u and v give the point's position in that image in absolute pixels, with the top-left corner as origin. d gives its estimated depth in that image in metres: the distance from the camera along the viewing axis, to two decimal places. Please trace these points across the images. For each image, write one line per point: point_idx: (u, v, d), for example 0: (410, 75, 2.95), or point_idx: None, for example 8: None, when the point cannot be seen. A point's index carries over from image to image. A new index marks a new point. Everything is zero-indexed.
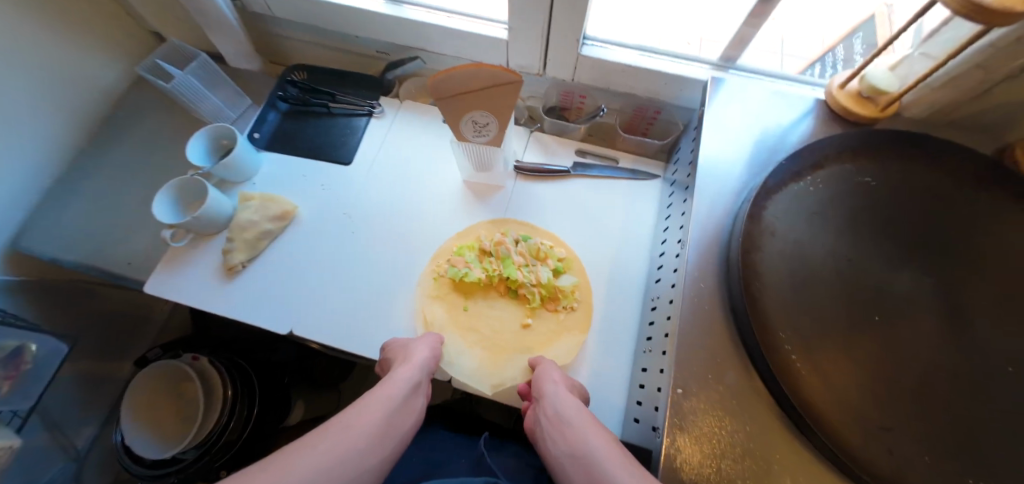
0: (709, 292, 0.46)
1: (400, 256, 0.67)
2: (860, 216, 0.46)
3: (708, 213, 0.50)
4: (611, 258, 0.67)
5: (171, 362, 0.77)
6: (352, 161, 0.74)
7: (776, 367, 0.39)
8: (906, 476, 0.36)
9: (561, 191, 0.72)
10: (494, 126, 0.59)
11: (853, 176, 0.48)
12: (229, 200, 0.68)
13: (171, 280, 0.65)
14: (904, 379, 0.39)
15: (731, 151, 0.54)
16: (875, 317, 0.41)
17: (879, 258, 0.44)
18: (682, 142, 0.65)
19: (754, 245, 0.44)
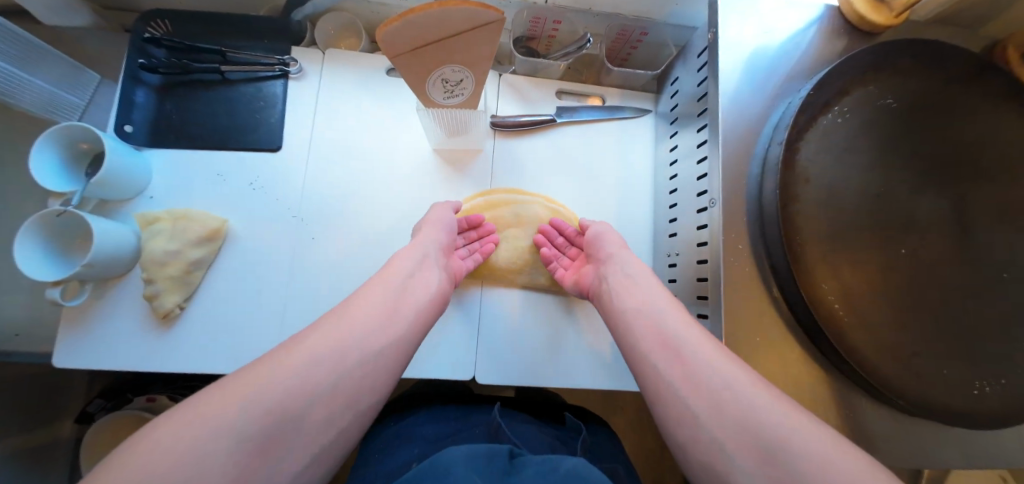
0: (745, 251, 0.44)
1: (381, 255, 0.57)
2: (884, 144, 0.43)
3: (733, 162, 0.45)
4: (615, 215, 0.62)
5: (119, 412, 0.66)
6: (280, 145, 0.57)
7: (823, 322, 0.39)
8: (930, 392, 0.40)
9: (548, 145, 0.63)
10: (469, 83, 0.46)
11: (877, 99, 0.44)
12: (126, 227, 0.51)
13: (85, 344, 0.51)
14: (926, 305, 0.41)
15: (749, 82, 0.47)
16: (902, 250, 0.42)
17: (903, 188, 0.43)
18: (680, 68, 0.57)
19: (792, 197, 0.41)
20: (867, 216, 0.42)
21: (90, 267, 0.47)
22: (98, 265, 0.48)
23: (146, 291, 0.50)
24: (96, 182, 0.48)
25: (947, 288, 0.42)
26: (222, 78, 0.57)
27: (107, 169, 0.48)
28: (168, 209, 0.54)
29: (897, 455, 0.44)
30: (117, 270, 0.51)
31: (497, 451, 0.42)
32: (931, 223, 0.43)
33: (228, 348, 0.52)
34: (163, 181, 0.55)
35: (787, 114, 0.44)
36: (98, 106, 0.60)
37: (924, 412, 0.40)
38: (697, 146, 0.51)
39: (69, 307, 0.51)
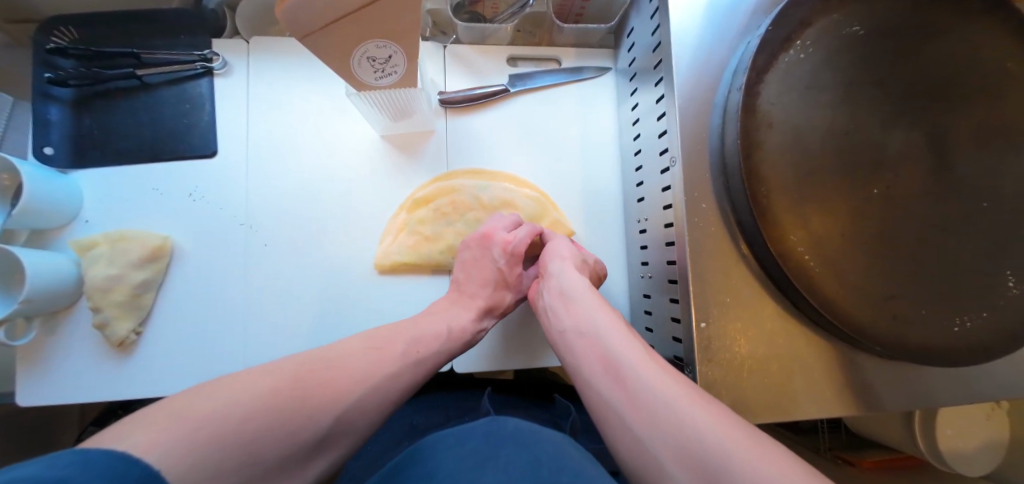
0: (711, 210, 0.41)
1: (339, 255, 0.54)
2: (849, 77, 0.40)
3: (692, 114, 0.42)
4: (581, 184, 0.59)
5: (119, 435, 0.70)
6: (216, 149, 0.53)
7: (795, 275, 0.37)
8: (905, 334, 0.38)
9: (504, 118, 0.59)
10: (401, 58, 0.42)
11: (842, 27, 0.40)
12: (63, 256, 0.48)
13: (45, 382, 0.49)
14: (903, 245, 0.39)
15: (704, 24, 0.43)
16: (876, 191, 0.39)
17: (873, 122, 0.40)
18: (635, 18, 0.53)
19: (754, 146, 0.38)
20: (838, 156, 0.39)
21: (28, 303, 0.44)
22: (37, 300, 0.45)
23: (95, 320, 0.48)
24: (17, 213, 0.45)
25: (926, 224, 0.40)
26: (141, 83, 0.53)
27: (28, 197, 0.45)
28: (105, 232, 0.50)
29: (881, 398, 0.43)
30: (61, 301, 0.48)
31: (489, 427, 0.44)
32: (905, 158, 0.40)
33: (193, 366, 0.50)
34: (97, 203, 0.52)
35: (745, 57, 0.40)
36: (17, 129, 0.55)
37: (905, 354, 0.38)
38: (656, 101, 0.47)
39: (21, 346, 0.49)
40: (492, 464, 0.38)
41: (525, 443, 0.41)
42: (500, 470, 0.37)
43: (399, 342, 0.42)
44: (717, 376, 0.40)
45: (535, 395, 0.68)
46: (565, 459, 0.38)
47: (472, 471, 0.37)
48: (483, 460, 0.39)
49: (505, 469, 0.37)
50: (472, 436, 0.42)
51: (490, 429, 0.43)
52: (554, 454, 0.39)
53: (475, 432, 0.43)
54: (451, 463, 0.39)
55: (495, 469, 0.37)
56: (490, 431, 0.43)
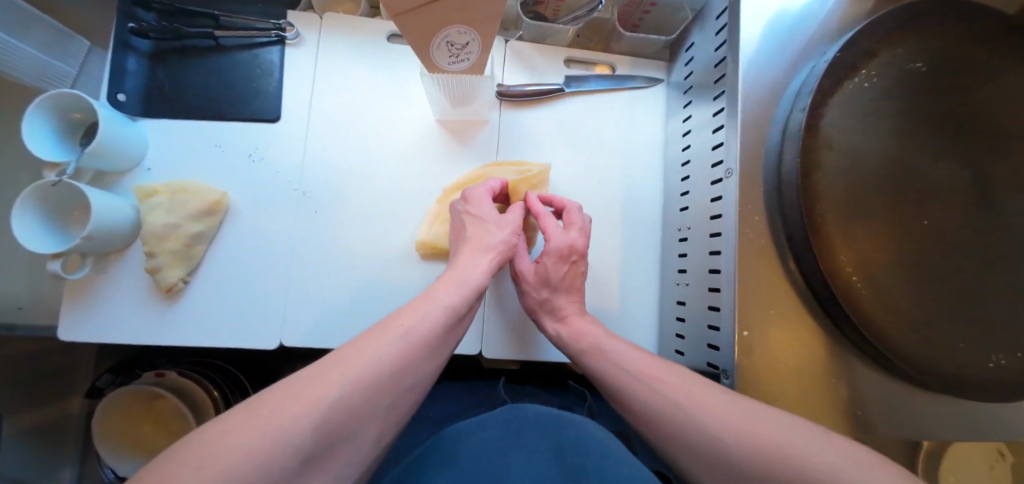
0: (761, 223, 0.42)
1: (384, 229, 0.55)
2: (907, 109, 0.42)
3: (752, 130, 0.43)
4: (622, 187, 0.60)
5: (128, 388, 0.69)
6: (279, 116, 0.55)
7: (841, 294, 0.38)
8: (941, 364, 0.39)
9: (555, 117, 0.60)
10: (477, 45, 0.44)
11: (904, 62, 0.42)
12: (123, 199, 0.50)
13: (87, 321, 0.50)
14: (947, 277, 0.40)
15: (770, 44, 0.45)
16: (925, 221, 0.40)
17: (926, 156, 0.41)
18: (697, 33, 0.54)
19: (813, 166, 0.39)
20: (890, 184, 0.40)
21: (89, 240, 0.46)
22: (98, 238, 0.47)
23: (149, 264, 0.49)
24: (90, 152, 0.46)
25: (969, 259, 0.41)
26: (216, 43, 0.55)
27: (102, 139, 0.47)
28: (165, 181, 0.52)
29: (910, 428, 0.43)
30: (118, 243, 0.50)
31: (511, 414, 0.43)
32: (955, 193, 0.41)
33: (231, 322, 0.52)
34: (160, 153, 0.53)
35: (810, 79, 0.42)
36: (90, 75, 0.57)
37: (938, 384, 0.39)
38: (713, 114, 0.49)
39: (71, 281, 0.50)
40: (517, 452, 0.38)
41: (548, 429, 0.41)
42: (525, 459, 0.37)
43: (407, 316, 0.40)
44: (752, 385, 0.41)
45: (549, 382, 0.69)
46: (589, 442, 0.39)
47: (497, 456, 0.37)
48: (506, 450, 0.38)
49: (531, 457, 0.37)
50: (491, 424, 0.42)
51: (510, 415, 0.43)
52: (580, 439, 0.39)
53: (496, 419, 0.42)
54: (475, 449, 0.38)
55: (521, 457, 0.37)
56: (508, 420, 0.42)
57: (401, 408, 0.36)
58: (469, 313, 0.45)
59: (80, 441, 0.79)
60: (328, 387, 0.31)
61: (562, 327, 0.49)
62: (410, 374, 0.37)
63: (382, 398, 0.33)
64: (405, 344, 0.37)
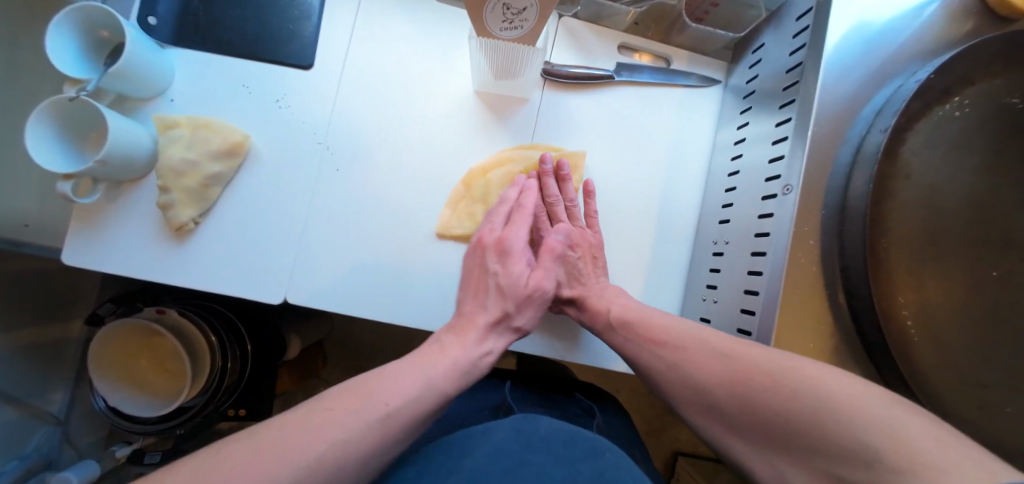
0: (813, 249, 0.39)
1: (405, 199, 0.53)
2: (996, 147, 0.38)
3: (821, 147, 0.40)
4: (660, 190, 0.57)
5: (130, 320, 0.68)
6: (312, 63, 0.52)
7: (892, 337, 0.35)
8: (986, 428, 0.36)
9: (600, 105, 0.57)
10: (534, 13, 0.40)
11: (1002, 96, 0.38)
12: (142, 128, 0.47)
13: (93, 248, 0.48)
14: (1008, 336, 0.37)
15: (855, 54, 0.41)
16: (994, 273, 0.37)
17: (1008, 201, 0.38)
18: (769, 33, 0.50)
19: (885, 195, 0.35)
20: (962, 226, 0.37)
21: (104, 165, 0.44)
22: (112, 165, 0.45)
23: (162, 199, 0.47)
24: (114, 73, 0.44)
25: None
26: None
27: (128, 61, 0.44)
28: (188, 115, 0.50)
29: None
30: (133, 172, 0.48)
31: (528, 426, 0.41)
32: None
33: (237, 272, 0.50)
34: (186, 84, 0.51)
35: (896, 99, 0.38)
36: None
37: (979, 449, 0.36)
38: (775, 124, 0.45)
39: (81, 206, 0.48)
40: (527, 465, 0.36)
41: (561, 446, 0.39)
42: (533, 478, 0.34)
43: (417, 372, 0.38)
44: None
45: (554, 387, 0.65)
46: (604, 463, 0.37)
47: (507, 469, 0.35)
48: (516, 463, 0.36)
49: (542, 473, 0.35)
50: (504, 432, 0.40)
51: (522, 425, 0.41)
52: (594, 460, 0.37)
53: (509, 428, 0.40)
54: (484, 455, 0.36)
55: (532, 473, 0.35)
56: (521, 430, 0.40)
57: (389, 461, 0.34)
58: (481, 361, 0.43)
59: (75, 367, 0.80)
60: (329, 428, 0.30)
61: (583, 313, 0.50)
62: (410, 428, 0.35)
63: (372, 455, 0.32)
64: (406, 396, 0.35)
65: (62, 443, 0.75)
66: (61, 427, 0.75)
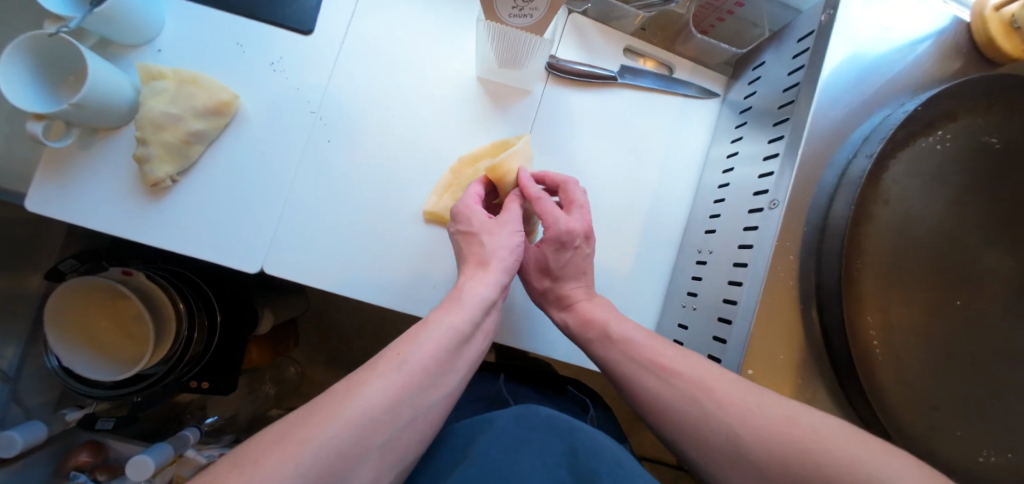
0: (793, 265, 0.40)
1: (396, 178, 0.52)
2: (971, 183, 0.40)
3: (811, 166, 0.41)
4: (650, 195, 0.57)
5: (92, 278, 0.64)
6: (313, 30, 0.51)
7: (857, 354, 0.36)
8: (937, 449, 0.38)
9: (601, 106, 0.57)
10: (544, 3, 0.39)
11: (981, 134, 0.40)
12: (125, 75, 0.45)
13: (58, 196, 0.46)
14: (964, 362, 0.39)
15: (850, 79, 0.42)
16: (957, 302, 0.39)
17: (976, 235, 0.39)
18: (770, 52, 0.51)
19: (865, 218, 0.37)
20: (933, 255, 0.39)
21: (80, 110, 0.42)
22: (89, 111, 0.42)
23: (138, 152, 0.45)
24: (99, 14, 0.42)
25: (993, 352, 0.39)
26: None
27: (116, 3, 0.42)
28: (175, 68, 0.48)
29: None
30: (110, 121, 0.46)
31: (530, 410, 0.41)
32: (995, 281, 0.40)
33: (213, 237, 0.48)
34: (176, 35, 0.49)
35: (883, 127, 0.39)
36: None
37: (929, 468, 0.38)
38: (768, 141, 0.46)
39: (51, 152, 0.46)
40: (525, 449, 0.37)
41: (559, 428, 0.39)
42: (534, 460, 0.36)
43: (415, 340, 0.35)
44: None
45: (545, 384, 0.67)
46: (603, 447, 0.37)
47: (505, 453, 0.36)
48: (515, 445, 0.38)
49: (540, 455, 0.37)
50: (503, 418, 0.41)
51: (522, 412, 0.41)
52: (591, 442, 0.37)
53: (510, 415, 0.41)
54: (486, 444, 0.38)
55: (530, 457, 0.36)
56: (521, 416, 0.41)
57: (405, 443, 0.31)
58: (479, 333, 0.40)
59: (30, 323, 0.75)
60: (329, 422, 0.27)
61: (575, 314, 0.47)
62: (416, 406, 0.32)
63: (379, 436, 0.29)
64: (403, 372, 0.32)
65: (10, 402, 0.72)
66: (10, 385, 0.72)
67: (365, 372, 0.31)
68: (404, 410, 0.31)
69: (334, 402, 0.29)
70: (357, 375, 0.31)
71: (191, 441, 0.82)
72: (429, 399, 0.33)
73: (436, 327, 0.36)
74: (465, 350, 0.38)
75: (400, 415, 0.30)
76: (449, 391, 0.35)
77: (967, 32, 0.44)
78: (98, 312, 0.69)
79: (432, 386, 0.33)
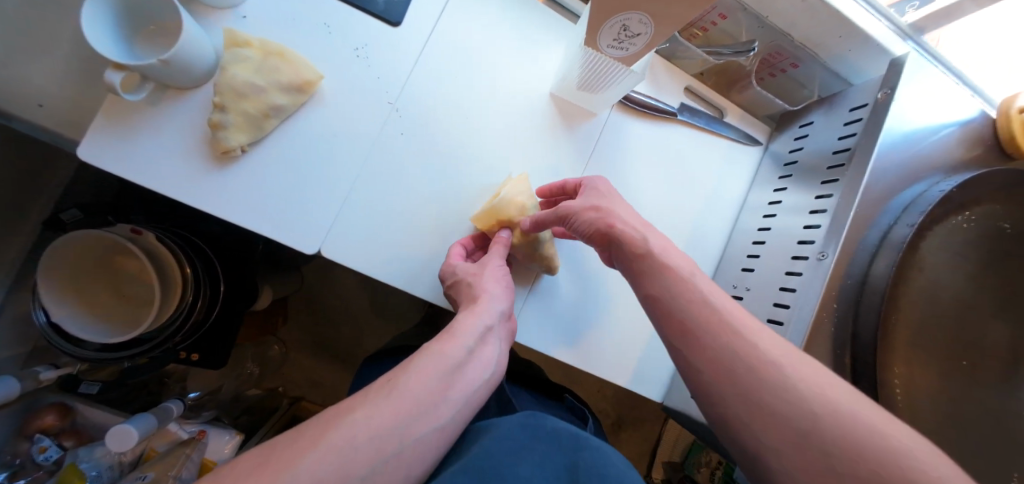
0: (832, 313, 0.44)
1: (461, 178, 0.53)
2: (985, 259, 0.45)
3: (857, 226, 0.45)
4: (691, 228, 0.61)
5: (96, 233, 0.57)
6: (401, 22, 0.51)
7: (883, 400, 0.41)
8: None
9: (658, 137, 0.60)
10: (644, 40, 0.42)
11: (997, 218, 0.46)
12: (209, 38, 0.44)
13: (115, 149, 0.44)
14: (962, 417, 0.44)
15: (897, 153, 0.47)
16: (963, 362, 0.45)
17: (981, 306, 0.45)
18: (819, 114, 0.56)
19: (902, 278, 0.41)
20: (948, 319, 0.44)
21: (163, 67, 0.40)
22: (172, 69, 0.41)
23: (214, 117, 0.44)
24: None
25: (986, 409, 0.45)
26: None
27: None
28: (261, 37, 0.47)
29: None
30: (186, 81, 0.44)
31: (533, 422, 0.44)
32: (992, 347, 0.46)
33: (272, 213, 0.47)
34: (262, 4, 0.48)
35: (922, 201, 0.44)
36: None
37: None
38: (814, 197, 0.51)
39: (116, 102, 0.44)
40: (526, 455, 0.39)
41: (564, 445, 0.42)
42: (536, 463, 0.39)
43: (417, 370, 0.34)
44: None
45: (548, 391, 0.73)
46: (606, 465, 0.39)
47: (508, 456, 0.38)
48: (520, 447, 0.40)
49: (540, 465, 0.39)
50: (514, 422, 0.43)
51: (530, 420, 0.44)
52: (595, 459, 0.40)
53: (517, 420, 0.43)
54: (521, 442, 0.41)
55: (530, 465, 0.38)
56: (527, 424, 0.43)
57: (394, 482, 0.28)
58: (481, 363, 0.39)
59: (15, 272, 0.69)
60: (316, 452, 0.26)
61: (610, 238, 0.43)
62: (405, 441, 0.30)
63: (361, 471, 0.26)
64: (394, 400, 0.31)
65: None
66: None
67: (365, 400, 0.30)
68: (392, 444, 0.29)
69: (328, 432, 0.27)
70: (347, 405, 0.30)
71: (174, 414, 0.77)
72: (423, 438, 0.31)
73: (434, 358, 0.35)
74: (460, 380, 0.36)
75: (389, 447, 0.29)
76: (443, 424, 0.33)
77: (990, 127, 0.50)
78: (94, 271, 0.62)
79: (425, 417, 0.32)
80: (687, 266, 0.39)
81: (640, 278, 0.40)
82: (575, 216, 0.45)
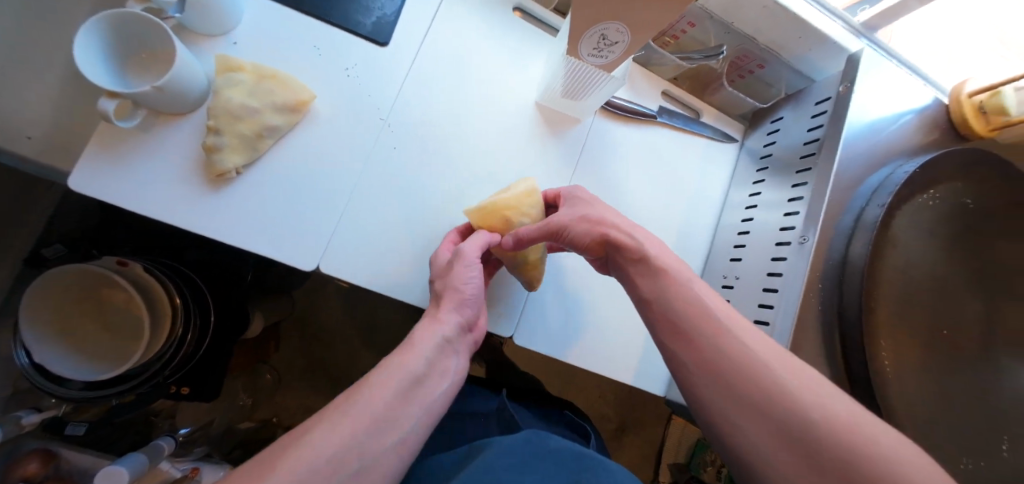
0: (817, 293, 0.46)
1: (455, 188, 0.55)
2: (952, 234, 0.49)
3: (833, 210, 0.48)
4: (678, 224, 0.63)
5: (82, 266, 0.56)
6: (389, 42, 0.53)
7: (873, 373, 0.43)
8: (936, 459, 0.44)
9: (640, 139, 0.63)
10: (622, 48, 0.45)
11: (960, 195, 0.49)
12: (201, 64, 0.45)
13: (107, 176, 0.44)
14: (948, 384, 0.46)
15: (863, 141, 0.50)
16: (943, 332, 0.47)
17: (953, 277, 0.48)
18: (788, 109, 0.60)
19: (879, 256, 0.44)
20: (925, 291, 0.47)
21: (157, 94, 0.41)
22: (167, 95, 0.42)
23: (209, 140, 0.44)
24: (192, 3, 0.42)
25: (967, 376, 0.47)
26: None
27: None
28: (253, 61, 0.48)
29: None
30: (179, 106, 0.45)
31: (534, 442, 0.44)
32: (967, 316, 0.48)
33: (268, 232, 0.47)
34: (252, 30, 0.49)
35: (889, 184, 0.47)
36: None
37: None
38: (791, 186, 0.53)
39: (108, 129, 0.44)
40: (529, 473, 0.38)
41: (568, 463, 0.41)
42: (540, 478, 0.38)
43: (372, 386, 0.33)
44: None
45: (548, 403, 0.72)
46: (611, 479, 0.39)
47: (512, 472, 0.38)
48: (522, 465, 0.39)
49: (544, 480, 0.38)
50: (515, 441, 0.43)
51: (532, 438, 0.44)
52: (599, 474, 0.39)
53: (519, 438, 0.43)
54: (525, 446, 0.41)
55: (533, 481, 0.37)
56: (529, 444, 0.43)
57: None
58: (439, 377, 0.39)
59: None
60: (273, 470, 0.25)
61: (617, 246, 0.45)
62: (365, 458, 0.29)
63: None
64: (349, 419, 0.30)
65: None
66: None
67: (326, 417, 0.30)
68: (351, 461, 0.28)
69: (289, 449, 0.27)
70: (302, 426, 0.30)
71: (165, 452, 0.74)
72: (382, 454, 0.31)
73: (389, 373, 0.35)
74: (419, 394, 0.36)
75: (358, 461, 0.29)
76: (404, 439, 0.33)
77: (944, 112, 0.55)
78: (78, 304, 0.59)
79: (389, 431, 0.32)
80: (681, 268, 0.43)
81: (638, 278, 0.44)
82: (569, 230, 0.46)
